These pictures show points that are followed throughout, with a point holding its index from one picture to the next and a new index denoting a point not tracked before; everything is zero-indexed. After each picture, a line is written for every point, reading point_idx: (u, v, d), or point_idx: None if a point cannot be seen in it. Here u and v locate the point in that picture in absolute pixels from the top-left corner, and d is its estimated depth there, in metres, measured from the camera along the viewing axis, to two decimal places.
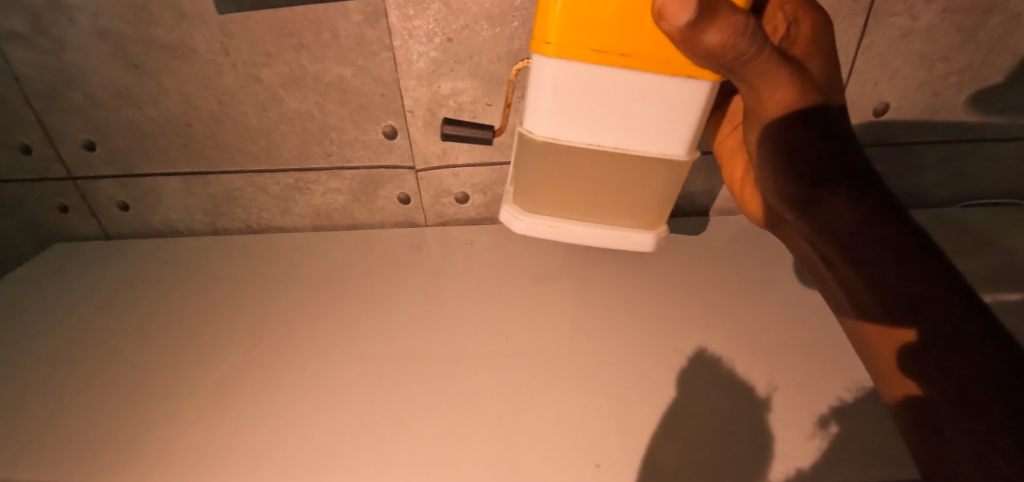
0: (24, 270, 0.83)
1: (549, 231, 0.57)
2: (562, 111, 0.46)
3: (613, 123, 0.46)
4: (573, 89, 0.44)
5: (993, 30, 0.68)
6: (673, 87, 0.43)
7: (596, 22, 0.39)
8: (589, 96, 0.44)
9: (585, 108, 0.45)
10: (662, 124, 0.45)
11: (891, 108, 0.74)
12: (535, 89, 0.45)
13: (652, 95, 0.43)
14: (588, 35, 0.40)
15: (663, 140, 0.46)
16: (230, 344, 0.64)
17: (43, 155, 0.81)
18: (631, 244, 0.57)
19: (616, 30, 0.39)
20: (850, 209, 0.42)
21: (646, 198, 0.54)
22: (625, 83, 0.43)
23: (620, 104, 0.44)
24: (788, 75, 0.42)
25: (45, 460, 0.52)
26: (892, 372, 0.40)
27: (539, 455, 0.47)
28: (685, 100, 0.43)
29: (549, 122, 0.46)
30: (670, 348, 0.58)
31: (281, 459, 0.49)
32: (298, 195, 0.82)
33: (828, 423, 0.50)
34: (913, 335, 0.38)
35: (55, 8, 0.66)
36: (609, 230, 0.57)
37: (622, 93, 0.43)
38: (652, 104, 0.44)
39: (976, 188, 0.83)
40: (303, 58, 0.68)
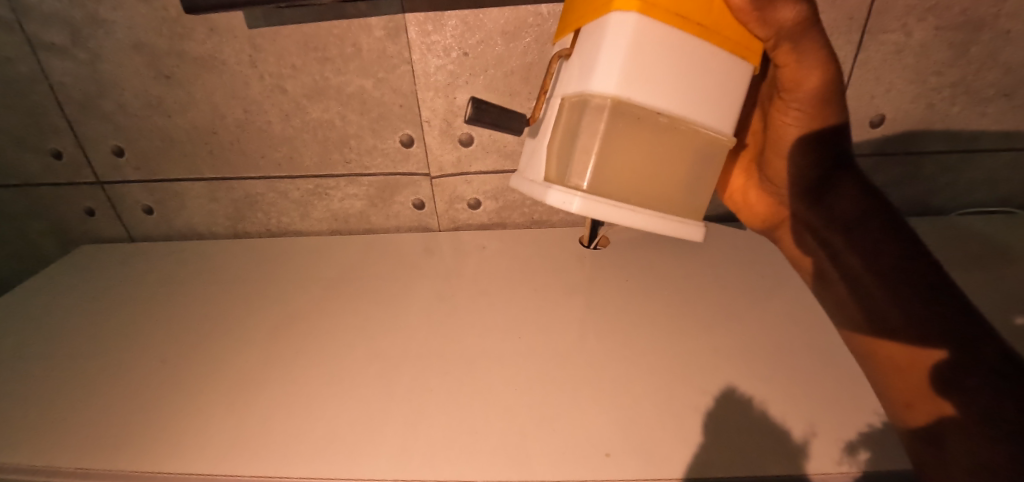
0: (52, 270, 0.87)
1: (607, 212, 0.46)
2: (637, 71, 0.42)
3: (686, 92, 0.44)
4: (652, 51, 0.42)
5: (984, 46, 0.71)
6: (737, 61, 0.45)
7: None
8: (665, 58, 0.42)
9: (661, 71, 0.43)
10: (725, 96, 0.46)
11: (887, 120, 0.77)
12: (610, 49, 0.42)
13: (720, 67, 0.45)
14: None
15: (726, 111, 0.46)
16: (254, 341, 0.66)
17: (74, 160, 0.84)
18: (690, 231, 0.50)
19: (692, 1, 0.42)
20: (855, 203, 0.51)
21: (710, 170, 0.50)
22: (698, 52, 0.43)
23: (695, 72, 0.44)
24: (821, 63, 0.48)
25: (79, 449, 0.55)
26: (907, 400, 0.45)
27: (552, 446, 0.50)
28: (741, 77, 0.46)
29: (626, 81, 0.42)
30: (675, 348, 0.60)
31: (306, 448, 0.52)
32: (316, 200, 0.86)
33: (856, 450, 0.48)
34: (944, 355, 0.43)
35: (95, 22, 0.71)
36: (665, 216, 0.48)
37: (696, 62, 0.43)
38: (717, 74, 0.45)
39: (972, 197, 0.86)
40: (327, 70, 0.72)
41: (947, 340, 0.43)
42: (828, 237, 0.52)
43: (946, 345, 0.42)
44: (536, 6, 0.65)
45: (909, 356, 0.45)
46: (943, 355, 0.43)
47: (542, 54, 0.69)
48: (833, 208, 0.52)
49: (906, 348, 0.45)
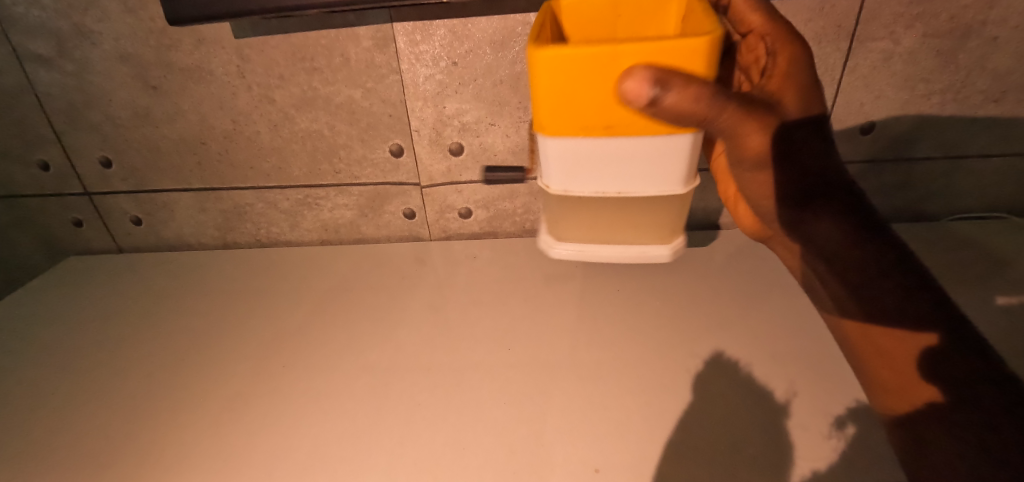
0: (38, 283, 0.86)
1: (581, 255, 0.61)
2: (570, 171, 0.52)
3: (614, 176, 0.51)
4: (569, 156, 0.50)
5: (972, 53, 0.71)
6: (661, 142, 0.48)
7: (578, 107, 0.45)
8: (589, 157, 0.50)
9: (587, 167, 0.51)
10: (655, 170, 0.50)
11: (876, 126, 0.77)
12: (545, 159, 0.52)
13: (645, 150, 0.48)
14: (575, 117, 0.46)
15: (658, 183, 0.51)
16: (242, 355, 0.65)
17: (61, 171, 0.84)
18: (651, 258, 0.61)
19: (598, 110, 0.45)
20: (835, 233, 0.45)
21: (657, 218, 0.57)
22: (617, 144, 0.48)
23: (618, 161, 0.50)
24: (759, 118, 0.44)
25: (59, 466, 0.54)
26: (896, 383, 0.41)
27: (542, 461, 0.49)
28: (669, 153, 0.49)
29: (556, 179, 0.53)
30: (668, 357, 0.60)
31: (291, 465, 0.51)
32: (306, 210, 0.85)
33: (845, 424, 0.51)
34: (936, 340, 0.38)
35: (81, 33, 0.70)
36: (631, 250, 0.61)
37: (617, 153, 0.49)
38: (643, 157, 0.49)
39: (964, 202, 0.86)
40: (315, 80, 0.71)
41: (936, 324, 0.39)
42: (811, 262, 0.48)
43: (936, 331, 0.39)
44: (524, 15, 0.65)
45: (893, 336, 0.41)
46: (933, 340, 0.39)
47: None
48: (809, 237, 0.46)
49: (891, 332, 0.41)
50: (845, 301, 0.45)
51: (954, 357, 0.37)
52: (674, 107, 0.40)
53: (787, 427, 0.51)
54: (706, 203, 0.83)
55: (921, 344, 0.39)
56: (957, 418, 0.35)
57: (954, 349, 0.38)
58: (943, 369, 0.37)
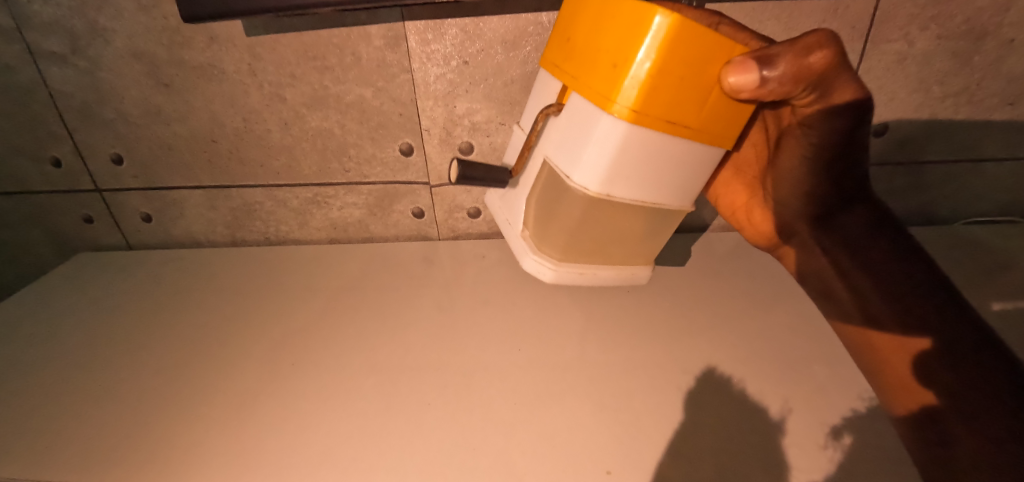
0: (49, 278, 0.86)
1: (578, 277, 0.57)
2: (623, 170, 0.46)
3: (659, 182, 0.48)
4: (636, 152, 0.44)
5: (988, 55, 0.70)
6: (718, 149, 0.48)
7: (674, 94, 0.41)
8: (649, 156, 0.45)
9: (641, 167, 0.46)
10: (693, 182, 0.50)
11: (890, 128, 0.77)
12: (602, 151, 0.44)
13: (700, 157, 0.48)
14: (666, 105, 0.41)
15: (689, 195, 0.52)
16: (252, 352, 0.66)
17: (73, 168, 0.84)
18: (639, 280, 0.61)
19: (689, 103, 0.42)
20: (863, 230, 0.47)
21: (659, 237, 0.58)
22: (681, 147, 0.46)
23: (671, 164, 0.47)
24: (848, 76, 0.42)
25: (71, 461, 0.54)
26: (899, 389, 0.43)
27: (553, 462, 0.49)
28: (713, 166, 0.50)
29: (604, 179, 0.46)
30: (678, 359, 0.60)
31: (302, 463, 0.51)
32: (316, 209, 0.85)
33: (841, 434, 0.51)
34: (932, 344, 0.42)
35: (95, 31, 0.71)
36: (625, 268, 0.59)
37: (676, 156, 0.46)
38: (689, 166, 0.48)
39: (977, 206, 0.85)
40: (327, 79, 0.72)
41: (935, 328, 0.42)
42: (831, 253, 0.49)
43: (931, 334, 0.42)
44: (536, 14, 0.65)
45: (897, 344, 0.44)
46: (929, 343, 0.42)
47: None
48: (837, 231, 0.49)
49: (889, 338, 0.44)
50: (866, 301, 0.46)
51: (955, 356, 0.40)
52: (789, 77, 0.39)
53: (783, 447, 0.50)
54: None
55: (913, 349, 0.42)
56: (954, 418, 0.39)
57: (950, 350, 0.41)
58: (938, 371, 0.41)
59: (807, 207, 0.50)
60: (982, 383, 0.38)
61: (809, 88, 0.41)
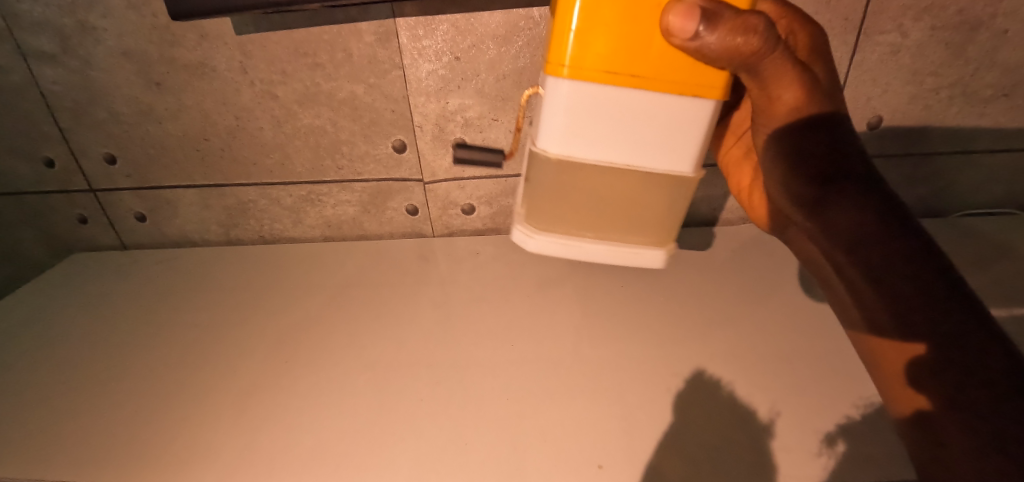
0: (43, 279, 0.86)
1: (561, 249, 0.55)
2: (573, 128, 0.46)
3: (626, 140, 0.46)
4: (583, 110, 0.45)
5: (982, 46, 0.70)
6: (687, 101, 0.44)
7: (607, 44, 0.41)
8: (599, 113, 0.45)
9: (594, 126, 0.45)
10: (668, 140, 0.46)
11: (884, 121, 0.76)
12: (548, 109, 0.45)
13: (667, 109, 0.44)
14: (600, 56, 0.42)
15: (671, 156, 0.47)
16: (246, 350, 0.66)
17: (66, 168, 0.84)
18: (642, 260, 0.55)
19: (625, 52, 0.41)
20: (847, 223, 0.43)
21: (656, 209, 0.53)
22: (638, 99, 0.44)
23: (635, 120, 0.45)
24: (795, 76, 0.44)
25: (64, 460, 0.54)
26: (899, 390, 0.41)
27: (544, 457, 0.49)
28: (690, 117, 0.45)
29: (559, 136, 0.46)
30: (671, 354, 0.60)
31: (292, 462, 0.51)
32: (309, 206, 0.85)
33: (834, 441, 0.50)
34: (926, 347, 0.39)
35: (85, 30, 0.70)
36: (621, 248, 0.55)
37: (635, 111, 0.44)
38: (656, 122, 0.45)
39: (972, 198, 0.85)
40: (318, 76, 0.71)
41: (930, 332, 0.38)
42: (823, 247, 0.46)
43: (928, 341, 0.39)
44: (527, 9, 0.65)
45: (894, 345, 0.41)
46: (920, 349, 0.39)
47: (534, 59, 0.68)
48: (828, 220, 0.44)
49: (884, 343, 0.42)
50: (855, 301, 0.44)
51: (951, 365, 0.37)
52: (719, 46, 0.40)
53: (773, 451, 0.49)
54: (709, 199, 0.82)
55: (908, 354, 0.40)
56: (940, 421, 0.37)
57: (949, 357, 0.37)
58: (931, 380, 0.38)
59: (798, 193, 0.47)
60: (976, 387, 0.36)
61: (740, 67, 0.42)
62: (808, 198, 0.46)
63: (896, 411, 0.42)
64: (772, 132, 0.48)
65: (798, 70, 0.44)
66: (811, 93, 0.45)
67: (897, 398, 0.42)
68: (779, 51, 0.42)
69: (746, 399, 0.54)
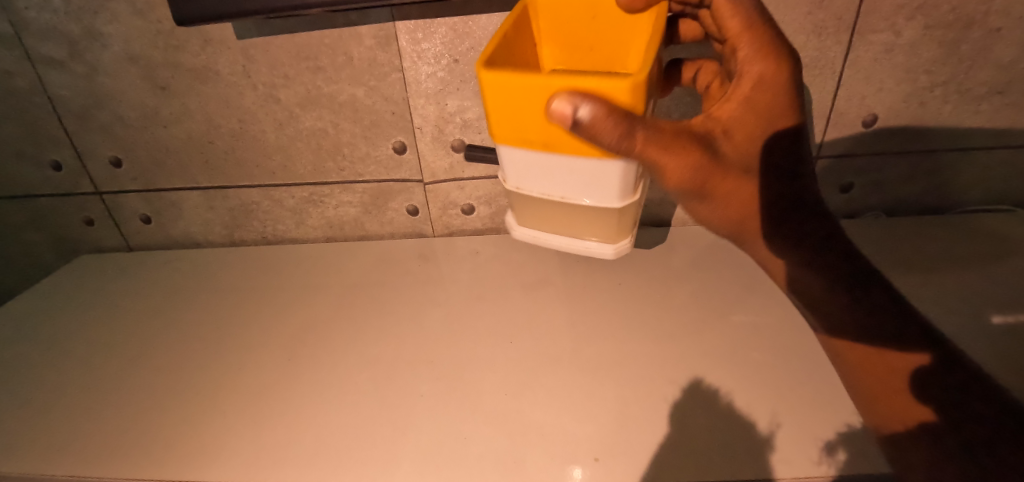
0: (51, 280, 0.87)
1: (534, 241, 0.61)
2: (517, 175, 0.52)
3: (561, 186, 0.51)
4: (518, 164, 0.51)
5: (975, 44, 0.70)
6: (601, 164, 0.46)
7: (518, 123, 0.46)
8: (533, 167, 0.50)
9: (532, 175, 0.51)
10: (595, 187, 0.49)
11: (879, 119, 0.77)
12: (498, 161, 0.53)
13: (582, 168, 0.48)
14: (516, 131, 0.47)
15: (601, 197, 0.50)
16: (252, 347, 0.67)
17: (73, 171, 0.85)
18: (595, 253, 0.58)
19: (537, 129, 0.45)
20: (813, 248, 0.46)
21: (599, 217, 0.54)
22: (556, 160, 0.48)
23: (562, 172, 0.49)
24: (678, 163, 0.40)
25: (70, 457, 0.55)
26: (888, 406, 0.42)
27: (541, 450, 0.50)
28: (606, 173, 0.47)
29: (507, 180, 0.54)
30: (668, 350, 0.60)
31: (294, 456, 0.52)
32: (311, 208, 0.86)
33: (835, 450, 0.49)
34: (927, 359, 0.41)
35: (91, 36, 0.72)
36: (579, 242, 0.58)
37: (559, 167, 0.49)
38: (581, 176, 0.49)
39: (968, 196, 0.85)
40: (319, 79, 0.73)
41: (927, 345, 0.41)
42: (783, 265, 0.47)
43: (927, 351, 0.41)
44: None
45: (887, 359, 0.43)
46: (924, 359, 0.41)
47: None
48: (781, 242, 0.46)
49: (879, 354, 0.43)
50: (837, 312, 0.45)
51: (947, 375, 0.40)
52: (590, 140, 0.40)
53: (769, 459, 0.48)
54: None
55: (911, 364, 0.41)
56: (944, 435, 0.38)
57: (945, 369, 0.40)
58: (933, 388, 0.40)
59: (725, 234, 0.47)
60: (971, 398, 0.38)
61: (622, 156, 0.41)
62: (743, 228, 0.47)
63: (880, 427, 0.43)
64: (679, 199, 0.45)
65: (683, 156, 0.40)
66: (704, 174, 0.41)
67: (881, 413, 0.43)
68: (651, 145, 0.39)
69: (745, 411, 0.53)
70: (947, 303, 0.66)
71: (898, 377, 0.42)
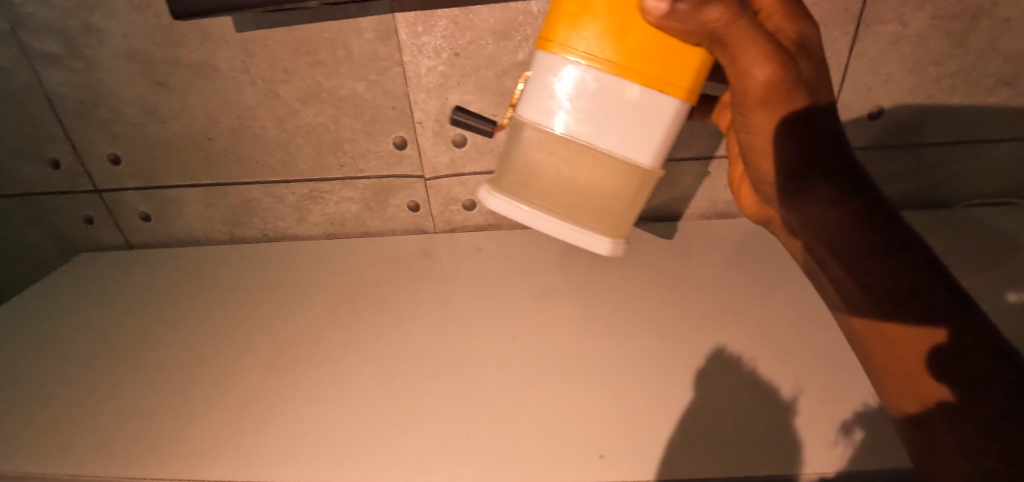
0: (51, 279, 0.87)
1: (517, 212, 0.53)
2: (551, 96, 0.46)
3: (593, 118, 0.45)
4: (559, 79, 0.45)
5: (984, 34, 0.69)
6: (652, 93, 0.44)
7: (591, 24, 0.42)
8: (574, 86, 0.45)
9: (569, 98, 0.45)
10: (632, 125, 0.45)
11: (885, 111, 0.76)
12: (532, 78, 0.47)
13: (633, 94, 0.44)
14: (584, 33, 0.43)
15: (631, 141, 0.46)
16: (252, 347, 0.66)
17: (72, 169, 0.85)
18: (587, 243, 0.52)
19: (606, 32, 0.42)
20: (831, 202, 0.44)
21: (605, 190, 0.51)
22: (612, 88, 0.44)
23: (604, 99, 0.45)
24: (766, 50, 0.41)
25: (68, 458, 0.54)
26: (903, 388, 0.41)
27: (548, 446, 0.49)
28: (653, 107, 0.44)
29: (534, 105, 0.47)
30: (673, 347, 0.60)
31: (295, 455, 0.51)
32: (312, 204, 0.85)
33: (852, 429, 0.49)
34: (947, 337, 0.38)
35: (88, 31, 0.71)
36: (570, 226, 0.52)
37: (608, 88, 0.44)
38: (626, 106, 0.45)
39: (975, 189, 0.84)
40: (319, 74, 0.72)
41: (949, 318, 0.38)
42: (809, 242, 0.47)
43: (948, 326, 0.38)
44: (525, 4, 0.65)
45: (906, 334, 0.40)
46: (942, 336, 0.38)
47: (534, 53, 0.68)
48: (802, 205, 0.46)
49: (901, 328, 0.41)
50: (854, 293, 0.44)
51: (962, 356, 0.37)
52: (686, 20, 0.39)
53: (791, 433, 0.49)
54: (710, 192, 0.82)
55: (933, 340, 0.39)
56: (949, 419, 0.36)
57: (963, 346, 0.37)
58: (953, 367, 0.37)
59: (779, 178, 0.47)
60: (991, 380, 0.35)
61: (712, 41, 0.41)
62: (785, 185, 0.47)
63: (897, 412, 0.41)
64: (749, 113, 0.45)
65: (769, 43, 0.41)
66: (786, 68, 0.41)
67: (896, 398, 0.42)
68: (750, 18, 0.40)
69: (765, 404, 0.52)
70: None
71: (915, 361, 0.40)
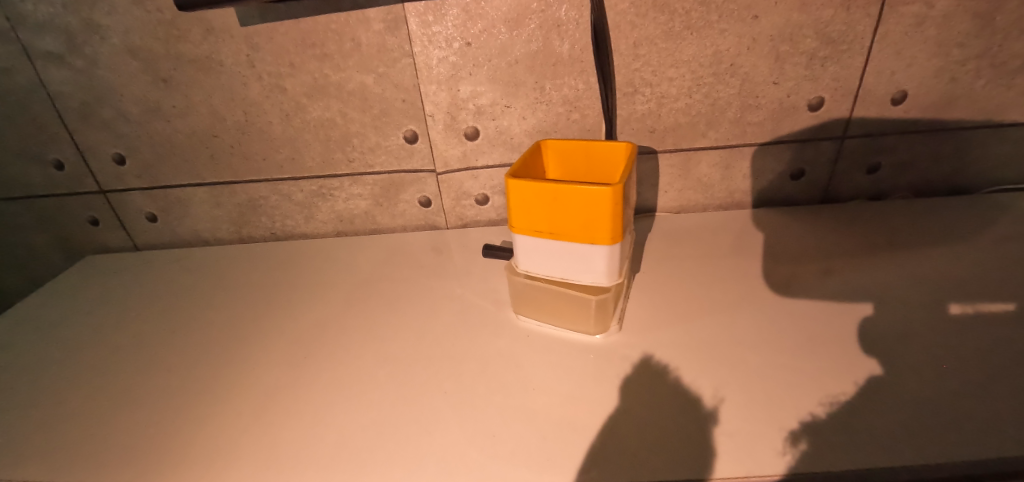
0: (57, 283, 0.85)
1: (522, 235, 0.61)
2: (530, 255, 0.57)
3: (560, 265, 0.55)
4: (529, 248, 0.56)
5: (1010, 14, 0.67)
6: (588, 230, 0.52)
7: (531, 212, 0.52)
8: (538, 251, 0.56)
9: (543, 260, 0.56)
10: (588, 268, 0.54)
11: (909, 96, 0.74)
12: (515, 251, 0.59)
13: (574, 248, 0.53)
14: (532, 219, 0.53)
15: (590, 271, 0.54)
16: (265, 349, 0.65)
17: (76, 169, 0.83)
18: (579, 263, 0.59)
19: (545, 222, 0.52)
20: None
21: None
22: (557, 247, 0.54)
23: (563, 253, 0.54)
24: None
25: (75, 467, 0.52)
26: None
27: (578, 444, 0.47)
28: (587, 254, 0.53)
29: (521, 260, 0.58)
30: (702, 340, 0.57)
31: (312, 461, 0.49)
32: (321, 201, 0.84)
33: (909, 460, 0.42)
34: None
35: (90, 28, 0.69)
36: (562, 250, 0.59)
37: (558, 252, 0.54)
38: (576, 260, 0.54)
39: (1001, 174, 0.82)
40: (326, 67, 0.70)
41: None
42: None
43: None
44: None
45: None
46: None
47: (548, 41, 0.67)
48: None
49: None
50: None
51: None
52: None
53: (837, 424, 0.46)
54: (727, 182, 0.81)
55: None
56: None
57: None
58: None
59: None
60: None
61: None
62: None
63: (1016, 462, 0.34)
64: None
65: None
66: None
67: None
68: None
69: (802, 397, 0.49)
70: (1005, 278, 0.61)
71: None
